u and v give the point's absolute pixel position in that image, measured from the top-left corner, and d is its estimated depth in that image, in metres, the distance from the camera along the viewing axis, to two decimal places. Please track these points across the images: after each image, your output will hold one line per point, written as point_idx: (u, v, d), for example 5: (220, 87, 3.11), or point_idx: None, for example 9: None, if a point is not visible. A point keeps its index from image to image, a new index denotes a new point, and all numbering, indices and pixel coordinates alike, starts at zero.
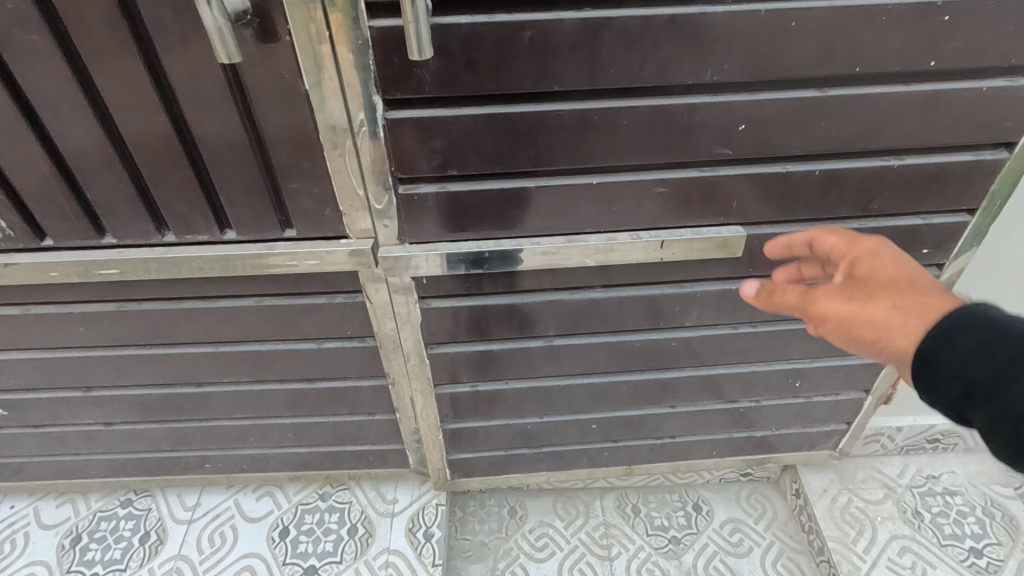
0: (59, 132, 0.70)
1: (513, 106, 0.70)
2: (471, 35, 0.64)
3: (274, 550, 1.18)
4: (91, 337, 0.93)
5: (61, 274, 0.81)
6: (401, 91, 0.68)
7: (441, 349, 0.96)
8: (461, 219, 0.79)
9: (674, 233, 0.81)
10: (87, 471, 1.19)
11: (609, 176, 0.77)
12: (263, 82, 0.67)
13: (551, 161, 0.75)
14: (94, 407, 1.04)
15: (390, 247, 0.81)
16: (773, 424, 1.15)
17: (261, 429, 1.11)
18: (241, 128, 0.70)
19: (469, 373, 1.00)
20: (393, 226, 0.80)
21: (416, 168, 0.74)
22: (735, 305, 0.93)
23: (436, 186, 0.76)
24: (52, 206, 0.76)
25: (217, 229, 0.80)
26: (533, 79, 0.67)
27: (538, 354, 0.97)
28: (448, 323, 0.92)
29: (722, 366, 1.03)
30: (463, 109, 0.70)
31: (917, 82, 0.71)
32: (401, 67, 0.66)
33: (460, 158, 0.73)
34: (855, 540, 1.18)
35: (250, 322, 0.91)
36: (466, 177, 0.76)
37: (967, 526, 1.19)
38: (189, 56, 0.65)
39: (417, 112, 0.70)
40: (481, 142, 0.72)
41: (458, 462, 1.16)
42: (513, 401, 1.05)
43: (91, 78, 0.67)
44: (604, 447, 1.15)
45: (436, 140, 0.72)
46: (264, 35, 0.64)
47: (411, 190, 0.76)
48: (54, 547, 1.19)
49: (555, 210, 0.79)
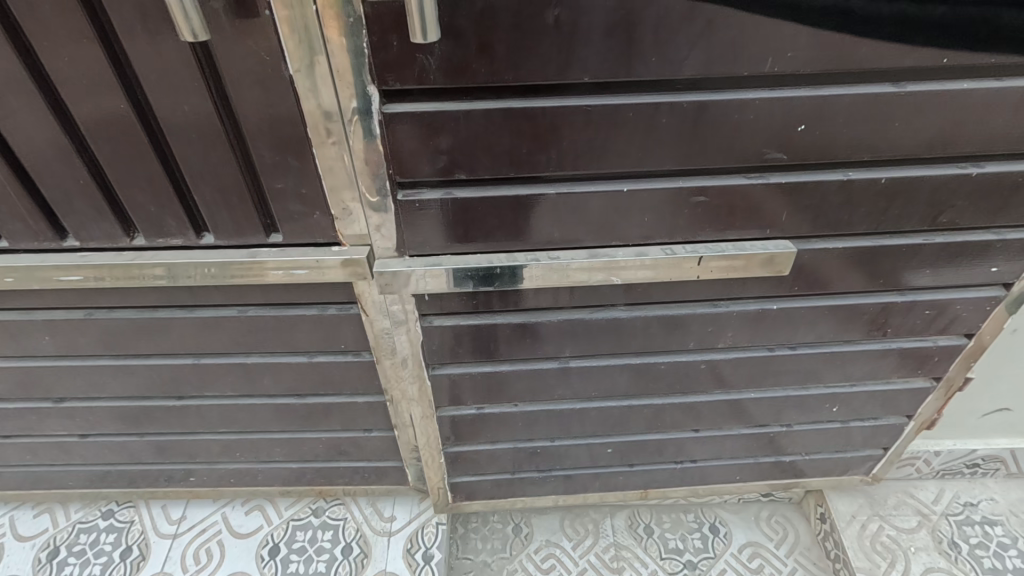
0: (5, 120, 0.60)
1: (532, 100, 0.60)
2: (487, 13, 0.53)
3: (262, 570, 1.11)
4: (58, 346, 0.84)
5: (17, 280, 0.72)
6: (400, 80, 0.58)
7: (443, 370, 0.88)
8: (468, 228, 0.70)
9: (714, 249, 0.71)
10: (64, 482, 1.11)
11: (640, 182, 0.67)
12: (240, 65, 0.57)
13: (575, 166, 0.65)
14: (66, 419, 0.96)
15: (388, 261, 0.72)
16: (803, 450, 1.07)
17: (248, 444, 1.02)
18: (216, 118, 0.60)
19: (474, 396, 0.91)
20: (391, 237, 0.70)
21: (417, 171, 0.64)
22: (774, 327, 0.84)
23: (441, 192, 0.67)
24: (3, 205, 0.67)
25: (192, 234, 0.70)
26: (559, 67, 0.57)
27: (552, 377, 0.89)
28: (451, 341, 0.83)
29: (754, 390, 0.94)
30: (474, 102, 0.60)
31: (1009, 76, 0.61)
32: (402, 51, 0.56)
33: (469, 160, 0.63)
34: (887, 572, 1.10)
35: (232, 334, 0.82)
36: (475, 182, 0.66)
37: (1009, 559, 1.10)
38: (151, 33, 0.55)
39: (421, 106, 0.60)
40: (494, 143, 0.62)
41: (461, 485, 1.08)
42: (522, 424, 0.96)
43: (37, 59, 0.57)
44: (620, 470, 1.07)
45: (441, 138, 0.62)
46: (239, 9, 0.53)
47: (412, 195, 0.67)
48: (30, 561, 1.12)
49: (578, 219, 0.69)
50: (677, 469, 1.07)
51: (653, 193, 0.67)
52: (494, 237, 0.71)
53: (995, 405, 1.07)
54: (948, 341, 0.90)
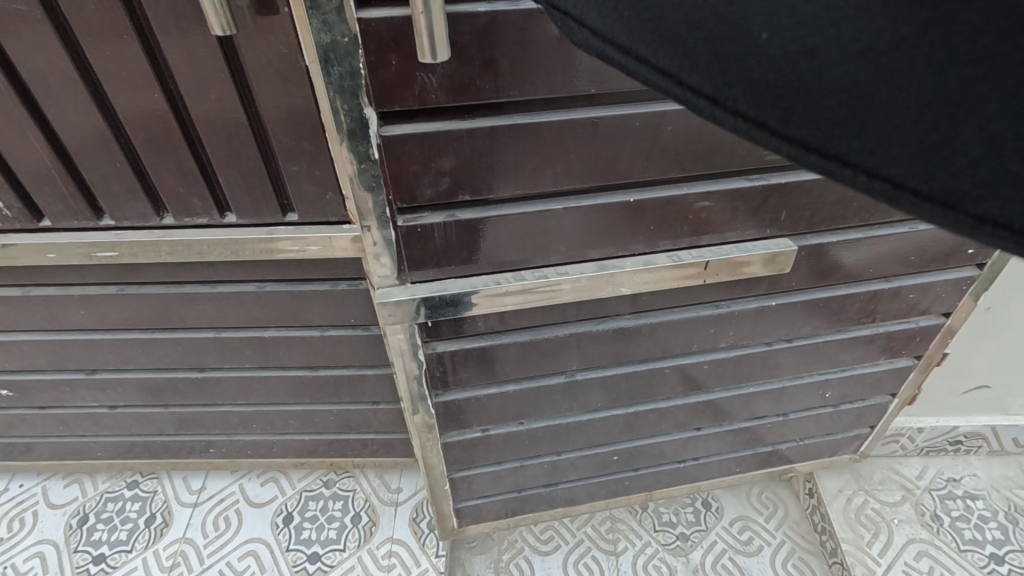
0: (52, 108, 0.67)
1: (536, 116, 0.64)
2: (491, 30, 0.57)
3: (277, 536, 1.18)
4: (93, 320, 0.91)
5: (59, 255, 0.79)
6: (402, 102, 0.61)
7: (450, 395, 0.92)
8: (474, 246, 0.74)
9: (719, 252, 0.77)
10: (94, 453, 1.19)
11: (641, 190, 0.72)
12: (261, 57, 0.63)
13: (573, 179, 0.69)
14: (97, 390, 1.03)
15: (392, 289, 0.76)
16: (799, 436, 1.12)
17: (264, 415, 1.09)
18: (239, 106, 0.67)
19: (479, 418, 0.96)
20: (390, 266, 0.74)
21: (421, 194, 0.68)
22: (767, 323, 0.90)
23: (444, 214, 0.71)
24: (49, 186, 0.74)
25: (216, 213, 0.77)
26: (563, 79, 0.62)
27: (559, 390, 0.94)
28: (457, 365, 0.88)
29: (755, 384, 1.00)
30: (478, 121, 0.64)
31: None
32: (404, 72, 0.59)
33: (473, 177, 0.67)
34: (870, 542, 1.15)
35: (251, 308, 0.89)
36: (479, 202, 0.71)
37: (988, 531, 1.15)
38: (183, 28, 0.61)
39: (422, 128, 0.63)
40: (497, 162, 0.67)
41: (467, 510, 1.11)
42: (529, 439, 1.01)
43: (82, 52, 0.64)
44: (625, 476, 1.12)
45: (445, 159, 0.66)
46: (261, 7, 0.60)
47: (414, 221, 0.70)
48: (62, 527, 1.20)
49: (588, 229, 0.74)
50: (679, 469, 1.13)
51: (653, 200, 0.73)
52: (499, 263, 0.76)
53: (975, 382, 1.12)
54: (928, 321, 0.95)
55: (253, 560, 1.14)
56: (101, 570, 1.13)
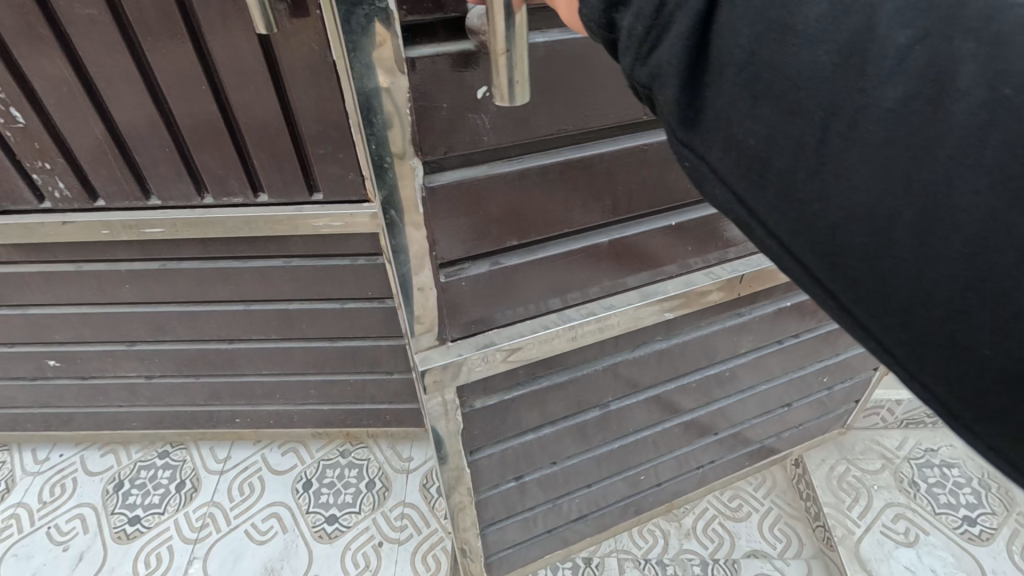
0: (112, 100, 0.77)
1: (587, 147, 0.58)
2: (550, 59, 0.50)
3: (298, 500, 1.27)
4: (136, 294, 1.01)
5: (111, 232, 0.89)
6: (451, 146, 0.52)
7: (482, 453, 0.84)
8: (516, 293, 0.66)
9: (749, 265, 0.75)
10: (129, 423, 1.29)
11: (686, 212, 0.68)
12: (294, 53, 0.73)
13: (622, 209, 0.64)
14: (136, 361, 1.13)
15: (432, 353, 0.67)
16: (802, 422, 1.18)
17: (286, 385, 1.19)
18: (274, 96, 0.77)
19: (514, 468, 0.89)
20: (429, 327, 0.65)
21: (464, 246, 0.60)
22: (784, 321, 0.92)
23: (487, 263, 0.62)
24: (105, 170, 0.84)
25: (251, 192, 0.87)
26: (620, 107, 0.56)
27: (594, 424, 0.89)
28: (494, 420, 0.80)
29: (768, 381, 1.02)
30: (528, 160, 0.56)
31: None
32: (455, 113, 0.50)
33: (522, 224, 0.60)
34: (850, 506, 1.22)
35: (278, 282, 0.99)
36: (522, 247, 0.63)
37: (963, 496, 1.23)
38: (228, 28, 0.71)
39: (469, 174, 0.55)
40: (549, 199, 0.59)
41: (498, 561, 1.04)
42: (563, 480, 0.95)
43: (141, 50, 0.74)
44: (652, 493, 1.11)
45: (491, 206, 0.57)
46: (295, 10, 0.69)
47: (455, 275, 0.62)
48: (99, 492, 1.30)
49: (632, 258, 0.69)
50: (699, 476, 1.14)
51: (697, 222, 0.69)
52: (545, 306, 0.69)
53: None
54: None
55: (276, 521, 1.24)
56: (136, 529, 1.23)
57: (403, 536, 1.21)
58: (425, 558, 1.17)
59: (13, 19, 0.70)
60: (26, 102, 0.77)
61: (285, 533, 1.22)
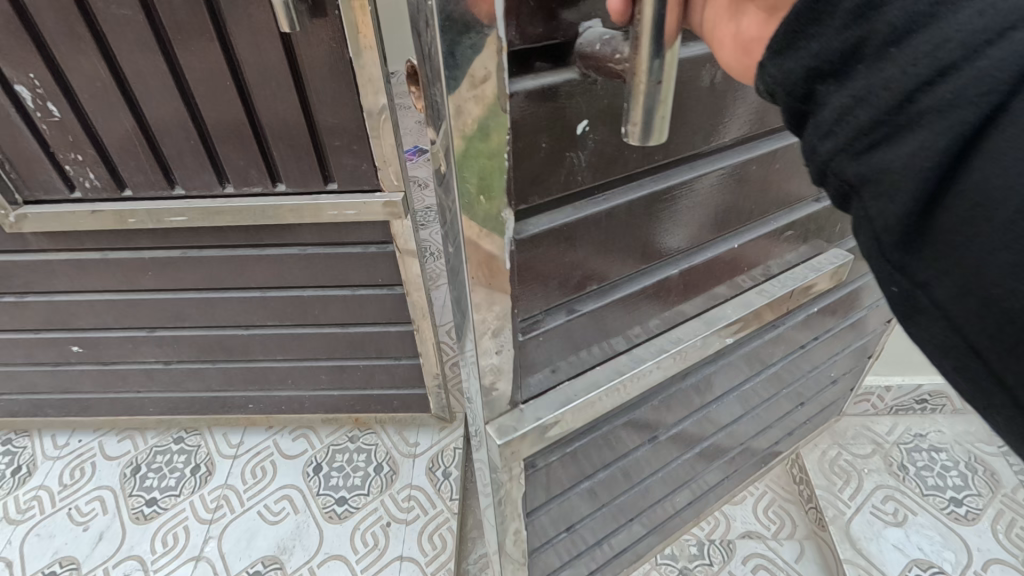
0: (143, 95, 0.83)
1: (665, 176, 0.54)
2: None
3: (309, 482, 1.32)
4: (159, 281, 1.07)
5: (137, 220, 0.94)
6: (543, 190, 0.47)
7: (536, 515, 0.72)
8: (590, 339, 0.60)
9: (795, 278, 0.71)
10: (146, 408, 1.34)
11: (747, 235, 0.66)
12: (313, 50, 0.78)
13: (691, 237, 0.61)
14: (156, 347, 1.19)
15: (504, 421, 0.58)
16: (808, 419, 1.14)
17: (299, 371, 1.24)
18: (294, 90, 0.82)
19: (562, 521, 0.77)
20: (504, 391, 0.57)
21: (544, 296, 0.54)
22: (814, 323, 0.88)
23: (564, 312, 0.57)
24: (134, 161, 0.89)
25: (269, 182, 0.92)
26: (701, 135, 0.53)
27: (643, 459, 0.80)
28: (549, 477, 0.68)
29: (790, 383, 0.97)
30: (612, 195, 0.52)
31: None
32: (551, 153, 0.45)
33: (602, 264, 0.55)
34: (841, 488, 1.27)
35: (294, 269, 1.04)
36: (599, 289, 0.58)
37: (950, 478, 1.27)
38: (254, 29, 0.77)
39: (557, 217, 0.49)
40: (629, 236, 0.55)
41: None
42: (608, 520, 0.85)
43: (171, 48, 0.79)
44: (686, 514, 1.03)
45: (576, 250, 0.52)
46: (315, 10, 0.75)
47: (532, 330, 0.55)
48: (117, 475, 1.35)
49: (697, 288, 0.65)
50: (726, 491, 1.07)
51: (753, 243, 0.67)
52: (612, 346, 0.63)
53: None
54: None
55: (288, 502, 1.29)
56: (153, 510, 1.28)
57: (410, 517, 1.25)
58: (432, 538, 1.22)
59: (54, 19, 0.75)
60: (62, 97, 0.82)
61: (297, 514, 1.26)
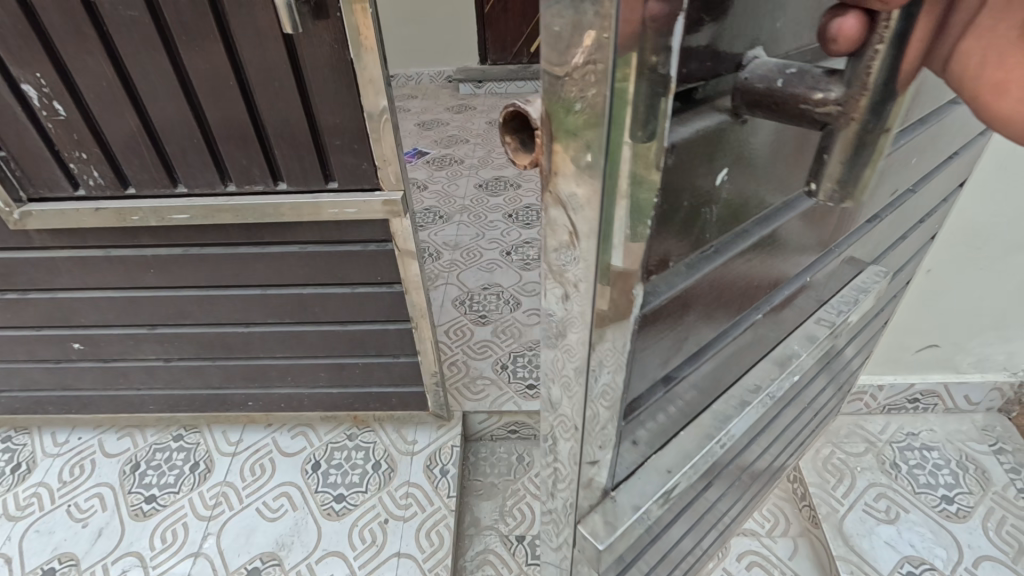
0: (147, 94, 0.84)
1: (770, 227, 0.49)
2: (764, 128, 0.40)
3: (307, 479, 1.33)
4: (160, 278, 1.08)
5: (140, 218, 0.95)
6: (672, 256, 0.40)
7: None
8: (679, 399, 0.55)
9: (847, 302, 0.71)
10: (145, 406, 1.35)
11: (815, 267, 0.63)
12: (316, 50, 0.80)
13: (774, 281, 0.57)
14: (157, 344, 1.20)
15: (599, 506, 0.52)
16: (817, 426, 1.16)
17: (298, 368, 1.25)
18: (296, 90, 0.84)
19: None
20: (604, 478, 0.50)
21: (650, 369, 0.48)
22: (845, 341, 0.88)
23: (661, 381, 0.51)
24: (138, 159, 0.91)
25: (271, 181, 0.93)
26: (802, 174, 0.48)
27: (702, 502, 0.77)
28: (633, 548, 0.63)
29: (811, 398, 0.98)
30: (727, 255, 0.46)
31: None
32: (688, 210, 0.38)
33: (702, 323, 0.50)
34: (835, 486, 1.28)
35: (294, 267, 1.06)
36: (694, 349, 0.53)
37: (942, 476, 1.29)
38: (257, 29, 0.78)
39: (681, 288, 0.43)
40: (728, 291, 0.50)
41: None
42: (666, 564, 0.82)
43: (175, 48, 0.81)
44: (717, 538, 1.01)
45: (686, 316, 0.47)
46: (318, 12, 0.76)
47: (636, 409, 0.49)
48: (116, 472, 1.36)
49: (768, 326, 0.62)
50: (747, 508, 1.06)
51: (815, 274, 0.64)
52: (689, 404, 0.57)
53: (924, 342, 1.27)
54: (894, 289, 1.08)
55: (287, 499, 1.29)
56: (153, 507, 1.29)
57: (408, 514, 1.26)
58: (429, 534, 1.23)
59: (61, 19, 0.77)
60: (68, 96, 0.84)
61: (295, 511, 1.27)
